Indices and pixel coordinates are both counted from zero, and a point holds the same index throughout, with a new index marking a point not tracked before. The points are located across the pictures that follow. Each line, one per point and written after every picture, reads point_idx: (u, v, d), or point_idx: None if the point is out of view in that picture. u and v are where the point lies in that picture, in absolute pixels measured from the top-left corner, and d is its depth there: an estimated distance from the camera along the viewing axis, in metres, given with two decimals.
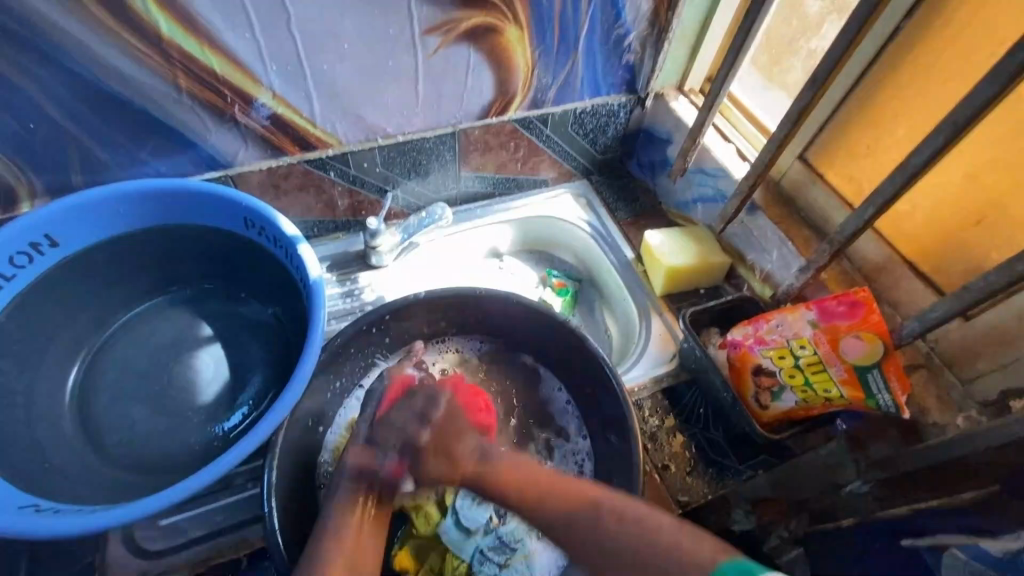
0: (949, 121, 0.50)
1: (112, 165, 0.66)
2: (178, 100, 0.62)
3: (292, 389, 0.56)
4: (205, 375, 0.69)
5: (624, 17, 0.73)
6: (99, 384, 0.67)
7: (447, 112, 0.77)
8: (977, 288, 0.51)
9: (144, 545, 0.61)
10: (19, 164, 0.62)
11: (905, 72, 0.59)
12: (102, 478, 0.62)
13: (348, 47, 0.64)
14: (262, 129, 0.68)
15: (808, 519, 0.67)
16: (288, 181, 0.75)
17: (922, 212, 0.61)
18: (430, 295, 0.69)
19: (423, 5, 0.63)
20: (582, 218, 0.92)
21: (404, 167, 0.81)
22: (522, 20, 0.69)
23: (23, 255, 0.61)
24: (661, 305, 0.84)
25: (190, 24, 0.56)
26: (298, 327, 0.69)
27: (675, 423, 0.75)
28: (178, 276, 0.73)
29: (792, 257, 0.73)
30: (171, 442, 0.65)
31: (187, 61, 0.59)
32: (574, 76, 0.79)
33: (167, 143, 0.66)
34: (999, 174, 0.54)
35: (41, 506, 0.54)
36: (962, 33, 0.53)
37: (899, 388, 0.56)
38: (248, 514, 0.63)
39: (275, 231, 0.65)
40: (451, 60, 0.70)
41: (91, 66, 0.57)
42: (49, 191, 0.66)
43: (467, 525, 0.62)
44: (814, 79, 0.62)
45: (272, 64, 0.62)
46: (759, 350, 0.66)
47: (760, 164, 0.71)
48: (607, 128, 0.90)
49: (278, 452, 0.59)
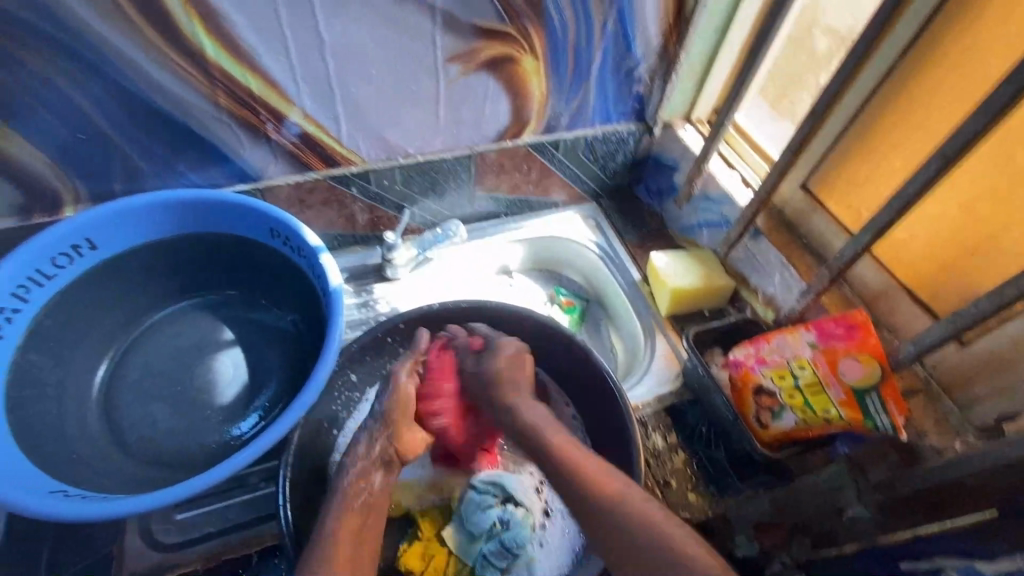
0: (940, 153, 0.53)
1: (152, 175, 0.71)
2: (217, 117, 0.67)
3: (312, 389, 0.59)
4: (225, 377, 0.72)
5: (635, 51, 0.78)
6: (124, 383, 0.70)
7: (465, 135, 0.81)
8: (970, 312, 0.53)
9: (160, 538, 0.64)
10: (67, 172, 0.66)
11: (900, 107, 0.62)
12: (122, 470, 0.65)
13: (375, 73, 0.68)
14: (291, 146, 0.73)
15: (810, 546, 0.66)
16: (312, 195, 0.79)
17: (919, 240, 0.64)
18: (442, 307, 0.73)
19: (447, 35, 0.68)
20: (590, 239, 0.96)
21: (422, 185, 0.85)
22: (538, 51, 0.73)
23: (63, 257, 0.65)
24: (666, 325, 0.86)
25: (232, 48, 0.61)
26: (316, 334, 0.73)
27: (677, 440, 0.76)
28: (204, 282, 0.77)
29: (793, 281, 0.76)
30: (188, 440, 0.68)
31: (228, 81, 0.64)
32: (587, 104, 0.83)
33: (205, 156, 0.71)
34: (990, 205, 0.57)
35: (69, 493, 0.57)
36: (952, 72, 0.57)
37: (896, 410, 0.57)
38: (260, 512, 0.66)
39: (299, 240, 0.69)
40: (471, 87, 0.75)
41: (141, 83, 0.62)
42: (92, 198, 0.70)
43: (472, 529, 0.65)
44: (814, 111, 0.65)
45: (305, 87, 0.67)
46: (760, 369, 0.68)
47: (762, 192, 0.74)
48: (617, 153, 0.94)
49: (295, 446, 0.62)
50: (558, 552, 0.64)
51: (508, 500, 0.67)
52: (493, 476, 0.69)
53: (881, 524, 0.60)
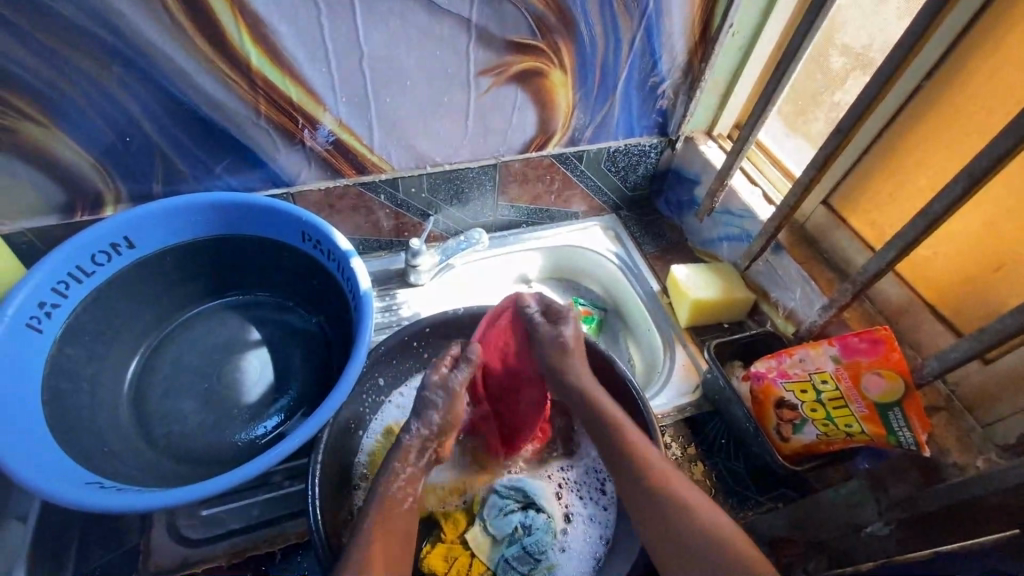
0: (966, 172, 0.54)
1: (189, 177, 0.73)
2: (255, 122, 0.69)
3: (340, 389, 0.60)
4: (251, 376, 0.73)
5: (660, 67, 0.80)
6: (154, 379, 0.72)
7: (491, 146, 0.83)
8: (995, 329, 0.54)
9: (186, 534, 0.65)
10: (110, 172, 0.69)
11: (924, 127, 0.63)
12: (152, 464, 0.66)
13: (409, 83, 0.70)
14: (324, 152, 0.75)
15: (828, 563, 0.67)
16: (342, 201, 0.81)
17: (942, 259, 0.64)
18: (469, 312, 0.74)
19: (480, 49, 0.70)
20: (610, 250, 0.97)
21: (447, 193, 0.87)
22: (567, 66, 0.75)
23: (102, 254, 0.67)
24: (685, 337, 0.87)
25: (276, 57, 0.63)
26: (342, 336, 0.74)
27: (696, 451, 0.77)
28: (235, 283, 0.78)
29: (815, 296, 0.76)
30: (215, 438, 0.69)
31: (268, 88, 0.66)
32: (611, 117, 0.85)
33: (241, 160, 0.73)
34: (1015, 225, 0.58)
35: (105, 484, 0.58)
36: (978, 93, 0.58)
37: (920, 426, 0.57)
38: (284, 510, 0.67)
39: (329, 244, 0.70)
40: (500, 98, 0.76)
41: (186, 89, 0.64)
42: (131, 198, 0.72)
43: (495, 533, 0.66)
44: (839, 129, 0.66)
45: (341, 96, 0.69)
46: (782, 383, 0.69)
47: (785, 207, 0.75)
48: (638, 166, 0.95)
49: (323, 446, 0.63)
50: (580, 558, 0.65)
51: (530, 505, 0.68)
52: (515, 480, 0.70)
53: (901, 542, 0.60)
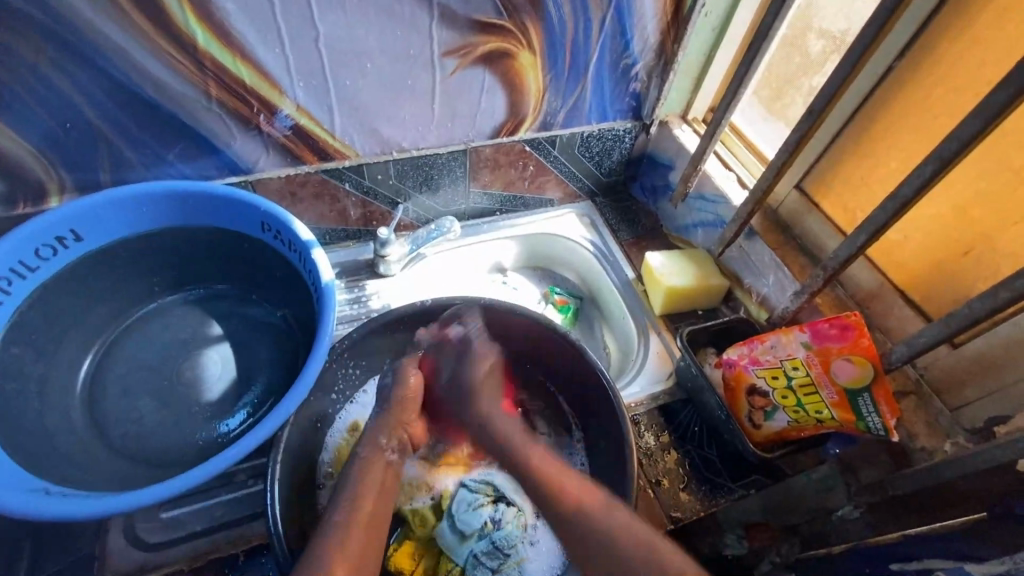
0: (936, 155, 0.53)
1: (141, 166, 0.70)
2: (206, 106, 0.65)
3: (305, 378, 0.59)
4: (212, 373, 0.71)
5: (632, 48, 0.77)
6: (107, 379, 0.69)
7: (460, 131, 0.80)
8: (963, 314, 0.53)
9: (145, 537, 0.63)
10: (51, 161, 0.65)
11: (893, 109, 0.62)
12: (105, 466, 0.63)
13: (371, 65, 0.68)
14: (284, 139, 0.71)
15: (801, 547, 0.64)
16: (304, 188, 0.78)
17: (912, 243, 0.64)
18: (437, 303, 0.72)
19: (443, 29, 0.67)
20: (585, 237, 0.95)
21: (416, 180, 0.84)
22: (536, 46, 0.72)
23: (48, 248, 0.63)
24: (659, 324, 0.86)
25: (225, 38, 0.60)
26: (306, 332, 0.72)
27: (670, 439, 0.77)
28: (192, 276, 0.75)
29: (787, 281, 0.76)
30: (176, 437, 0.66)
31: (219, 70, 0.62)
32: (583, 100, 0.83)
33: (194, 148, 0.70)
34: (983, 208, 0.57)
35: (51, 490, 0.56)
36: (950, 72, 0.56)
37: (888, 411, 0.57)
38: (249, 510, 0.66)
39: (290, 235, 0.68)
40: (467, 81, 0.74)
41: (128, 71, 0.60)
42: (78, 189, 0.69)
43: (462, 529, 0.65)
44: (811, 111, 0.65)
45: (298, 80, 0.66)
46: (754, 369, 0.68)
47: (757, 192, 0.74)
48: (613, 151, 0.93)
49: (283, 445, 0.61)
50: (549, 552, 0.65)
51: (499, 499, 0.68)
52: (483, 476, 0.70)
53: (871, 526, 0.56)
